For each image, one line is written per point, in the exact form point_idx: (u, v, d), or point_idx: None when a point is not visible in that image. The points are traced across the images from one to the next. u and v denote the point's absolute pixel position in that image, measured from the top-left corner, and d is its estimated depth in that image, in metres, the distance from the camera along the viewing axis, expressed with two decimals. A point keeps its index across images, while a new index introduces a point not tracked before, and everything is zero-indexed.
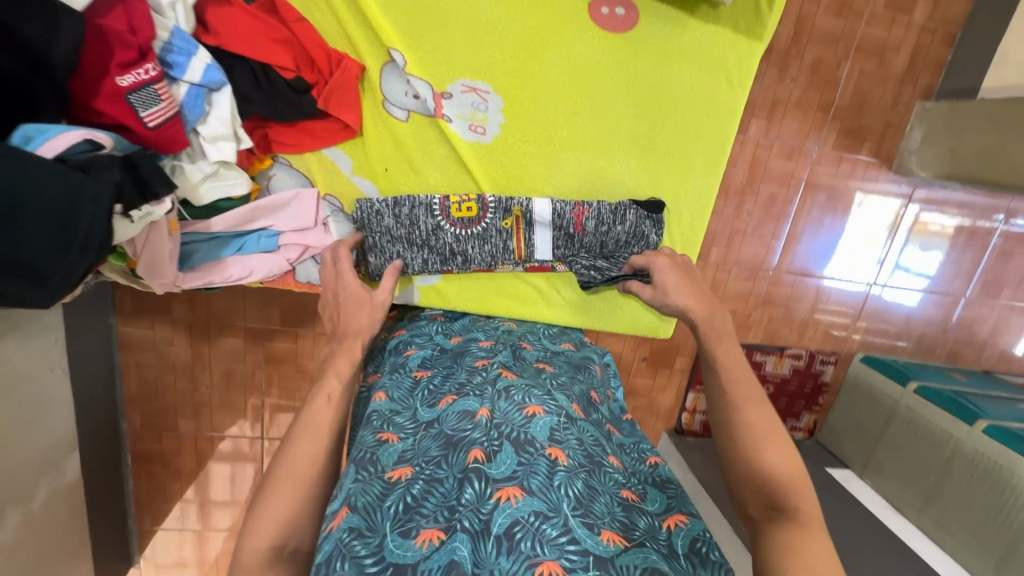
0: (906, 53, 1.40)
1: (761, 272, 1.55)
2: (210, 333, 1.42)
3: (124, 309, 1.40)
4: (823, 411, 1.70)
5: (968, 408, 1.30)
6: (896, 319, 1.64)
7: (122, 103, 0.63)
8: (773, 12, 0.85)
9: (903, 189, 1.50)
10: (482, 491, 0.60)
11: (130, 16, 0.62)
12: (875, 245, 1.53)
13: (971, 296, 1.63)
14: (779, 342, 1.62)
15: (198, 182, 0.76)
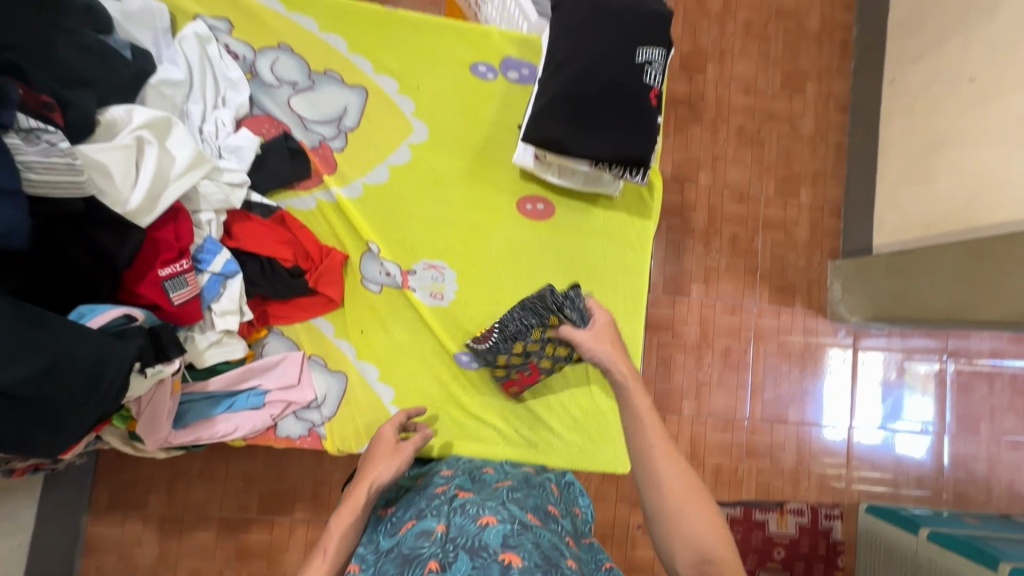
0: (803, 225, 1.92)
1: (737, 421, 1.79)
2: (184, 527, 1.37)
3: (99, 505, 1.35)
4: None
5: (987, 553, 1.32)
6: (888, 464, 1.83)
7: (158, 287, 0.84)
8: (653, 199, 1.15)
9: (847, 349, 1.87)
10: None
11: (177, 229, 0.87)
12: (842, 397, 1.84)
13: (952, 432, 1.86)
14: (776, 496, 1.76)
15: (203, 348, 0.92)
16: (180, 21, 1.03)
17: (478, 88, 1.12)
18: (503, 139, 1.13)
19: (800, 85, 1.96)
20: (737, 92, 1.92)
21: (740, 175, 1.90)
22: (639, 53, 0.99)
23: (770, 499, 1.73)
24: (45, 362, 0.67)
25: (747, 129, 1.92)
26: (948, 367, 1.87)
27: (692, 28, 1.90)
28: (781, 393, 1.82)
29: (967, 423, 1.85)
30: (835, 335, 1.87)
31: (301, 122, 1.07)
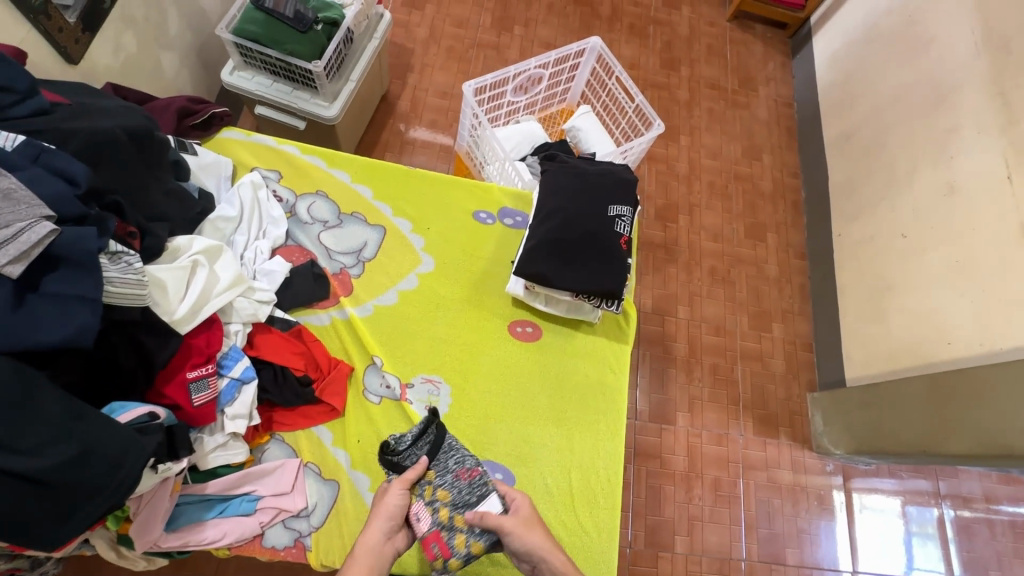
0: (778, 358, 2.06)
1: (734, 561, 1.75)
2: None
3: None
4: None
5: None
6: None
7: (183, 388, 0.93)
8: (629, 326, 1.30)
9: (838, 485, 1.88)
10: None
11: (209, 337, 0.99)
12: (838, 537, 1.81)
13: None
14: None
15: (210, 450, 0.99)
16: (240, 171, 1.28)
17: (479, 230, 1.34)
18: (498, 271, 1.31)
19: (761, 235, 2.25)
20: (707, 239, 2.20)
21: (715, 310, 2.09)
22: (610, 209, 1.22)
23: None
24: (75, 450, 0.75)
25: (718, 270, 2.16)
26: (946, 511, 1.84)
27: (663, 186, 2.25)
28: (775, 531, 1.80)
29: (976, 570, 1.77)
30: (824, 470, 1.90)
31: (326, 252, 1.25)
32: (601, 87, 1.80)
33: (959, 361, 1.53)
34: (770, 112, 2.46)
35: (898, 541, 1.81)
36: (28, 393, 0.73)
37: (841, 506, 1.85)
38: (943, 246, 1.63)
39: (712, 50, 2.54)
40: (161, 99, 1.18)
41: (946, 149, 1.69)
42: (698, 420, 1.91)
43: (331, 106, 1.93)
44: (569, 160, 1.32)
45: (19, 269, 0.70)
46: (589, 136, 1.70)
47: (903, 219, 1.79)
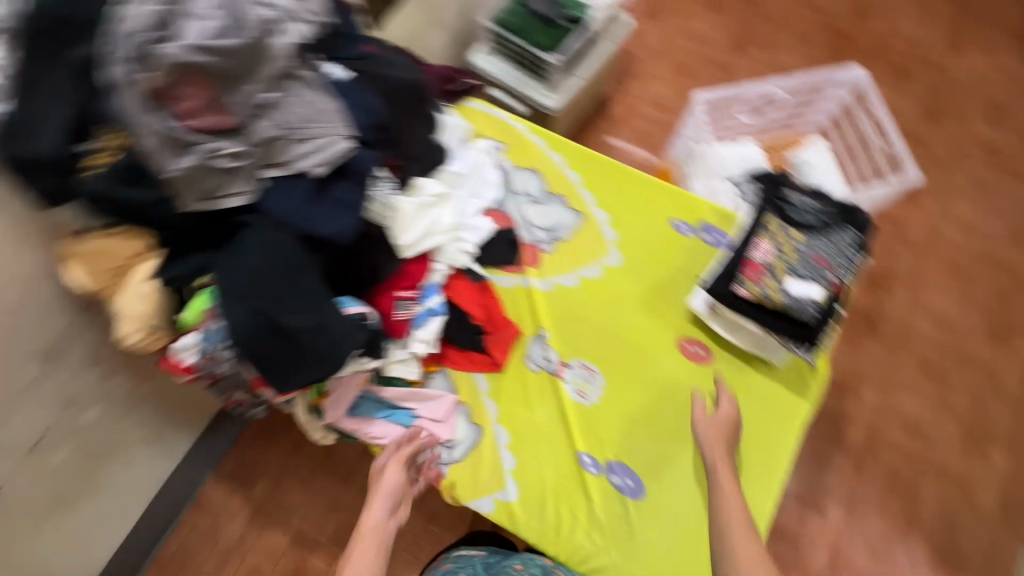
0: (990, 493, 1.66)
1: None
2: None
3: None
4: None
5: None
6: None
7: (392, 301, 1.10)
8: (814, 382, 1.16)
9: None
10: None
11: (420, 268, 1.13)
12: None
13: None
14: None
15: (393, 360, 1.14)
16: (474, 137, 1.43)
17: (674, 239, 1.32)
18: (681, 284, 1.27)
19: (1007, 338, 1.81)
20: (927, 323, 1.84)
21: (914, 407, 1.75)
22: (831, 236, 1.08)
23: None
24: (313, 322, 0.93)
25: (932, 362, 1.79)
26: None
27: (887, 249, 1.94)
28: None
29: None
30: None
31: (526, 224, 1.35)
32: (849, 124, 1.63)
33: None
34: None
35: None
36: (298, 264, 0.92)
37: None
38: None
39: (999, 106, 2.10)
40: (432, 66, 1.39)
41: None
42: (856, 523, 1.63)
43: (553, 98, 2.06)
44: (795, 203, 1.13)
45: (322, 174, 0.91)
46: (817, 171, 1.53)
47: None
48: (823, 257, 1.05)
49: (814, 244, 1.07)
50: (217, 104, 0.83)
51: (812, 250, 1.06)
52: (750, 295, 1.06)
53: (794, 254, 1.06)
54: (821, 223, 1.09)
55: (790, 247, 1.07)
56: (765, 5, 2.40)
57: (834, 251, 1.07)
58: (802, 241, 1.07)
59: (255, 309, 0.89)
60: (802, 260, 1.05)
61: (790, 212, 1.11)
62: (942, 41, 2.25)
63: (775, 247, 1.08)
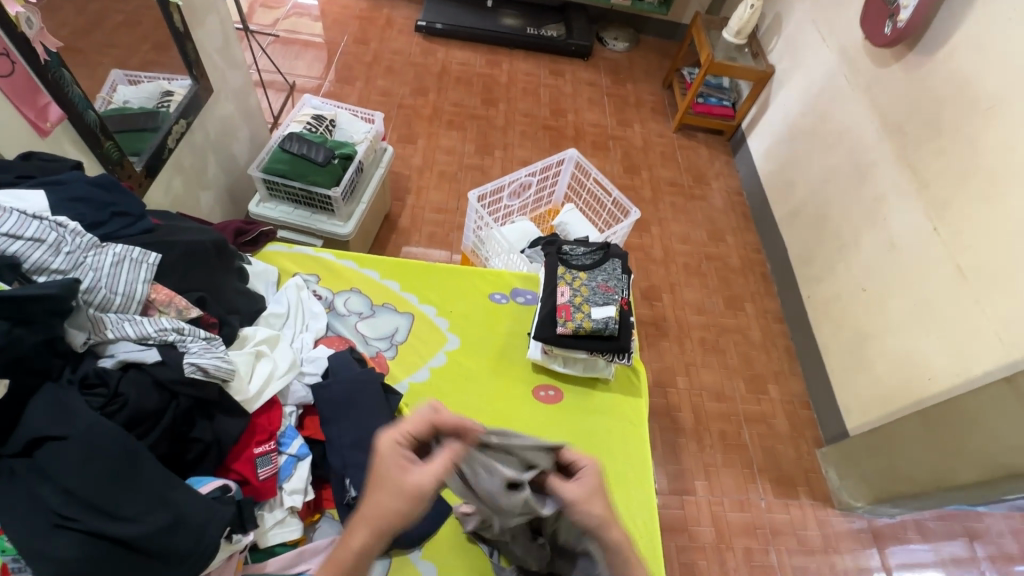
0: (782, 419, 2.16)
1: None
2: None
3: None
4: None
5: None
6: None
7: (250, 462, 1.01)
8: (641, 382, 1.43)
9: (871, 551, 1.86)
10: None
11: (270, 416, 1.08)
12: None
13: None
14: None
15: (268, 527, 1.03)
16: (283, 277, 1.45)
17: (496, 309, 1.52)
18: (516, 344, 1.46)
19: (740, 305, 2.47)
20: (692, 313, 2.40)
21: (713, 379, 2.22)
22: (605, 268, 1.40)
23: None
24: (169, 517, 0.82)
25: (707, 340, 2.32)
26: None
27: (645, 270, 2.49)
28: None
29: None
30: (852, 529, 1.91)
31: (364, 339, 1.39)
32: (582, 186, 2.14)
33: (942, 395, 1.66)
34: (724, 200, 2.84)
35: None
36: (133, 461, 0.82)
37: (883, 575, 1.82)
38: (904, 294, 1.84)
39: (665, 155, 2.98)
40: (219, 224, 1.40)
41: (880, 213, 1.98)
42: (717, 487, 1.94)
43: (347, 225, 2.19)
44: (571, 253, 1.46)
45: (161, 360, 0.90)
46: (576, 228, 1.95)
47: (859, 276, 2.04)
48: (606, 283, 1.37)
49: (597, 277, 1.38)
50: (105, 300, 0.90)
51: (597, 282, 1.37)
52: (569, 330, 1.29)
53: (587, 289, 1.35)
54: (594, 261, 1.42)
55: (582, 285, 1.36)
56: (492, 119, 3.01)
57: (612, 277, 1.39)
58: (588, 278, 1.38)
59: (85, 532, 0.75)
60: (593, 291, 1.34)
61: (571, 261, 1.42)
62: (615, 122, 3.11)
63: (572, 289, 1.35)
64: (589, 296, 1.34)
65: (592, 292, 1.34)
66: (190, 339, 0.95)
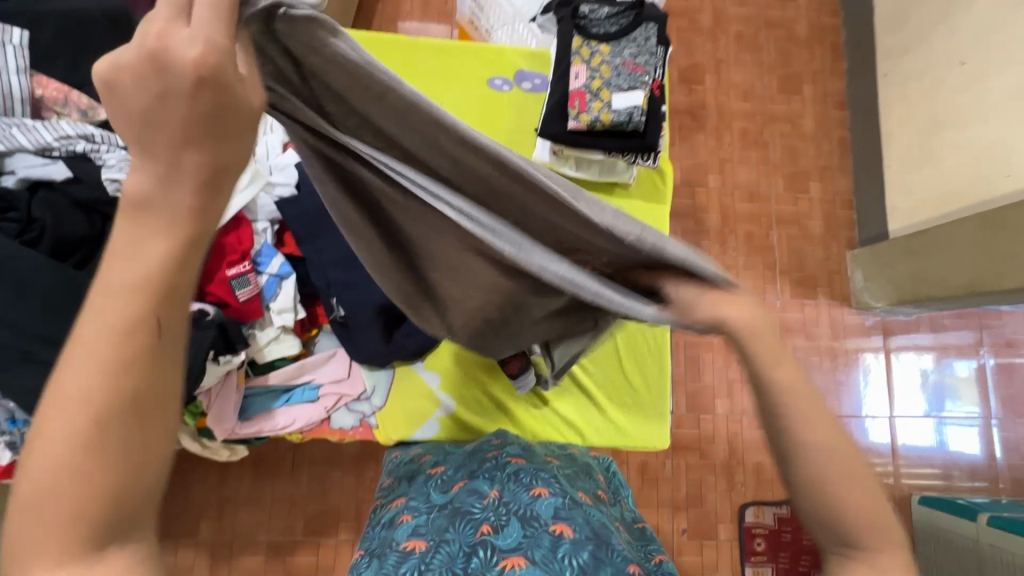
0: (818, 218, 1.92)
1: None
2: (232, 553, 1.43)
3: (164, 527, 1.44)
4: None
5: (969, 507, 1.55)
6: (936, 459, 1.78)
7: (226, 286, 0.94)
8: (667, 186, 1.22)
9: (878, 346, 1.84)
10: (490, 559, 0.69)
11: (239, 235, 0.98)
12: (876, 381, 1.81)
13: (1002, 416, 1.82)
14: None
15: (264, 345, 1.01)
16: None
17: (495, 98, 1.24)
18: (521, 144, 1.23)
19: (797, 87, 2.00)
20: (737, 98, 1.97)
21: (749, 176, 1.92)
22: (634, 37, 1.07)
23: None
24: None
25: (751, 132, 1.95)
26: (987, 360, 1.84)
27: (686, 43, 1.99)
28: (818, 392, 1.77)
29: (1015, 406, 1.81)
30: (864, 327, 1.84)
31: None
32: None
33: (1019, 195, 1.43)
34: None
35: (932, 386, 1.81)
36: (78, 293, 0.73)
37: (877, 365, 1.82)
38: (1014, 65, 1.44)
39: None
40: None
41: None
42: None
43: None
44: (591, 15, 1.09)
45: (75, 177, 0.74)
46: None
47: (963, 43, 1.59)
48: (633, 59, 1.05)
49: (622, 51, 1.06)
50: None
51: (622, 57, 1.05)
52: (582, 125, 1.03)
53: (607, 69, 1.04)
54: (620, 28, 1.08)
55: (601, 63, 1.05)
56: None
57: (642, 50, 1.06)
58: (611, 54, 1.06)
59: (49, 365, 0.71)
60: (615, 72, 1.04)
61: (590, 28, 1.08)
62: None
63: (589, 69, 1.05)
64: (610, 78, 1.04)
65: (613, 74, 1.04)
66: (105, 149, 0.76)
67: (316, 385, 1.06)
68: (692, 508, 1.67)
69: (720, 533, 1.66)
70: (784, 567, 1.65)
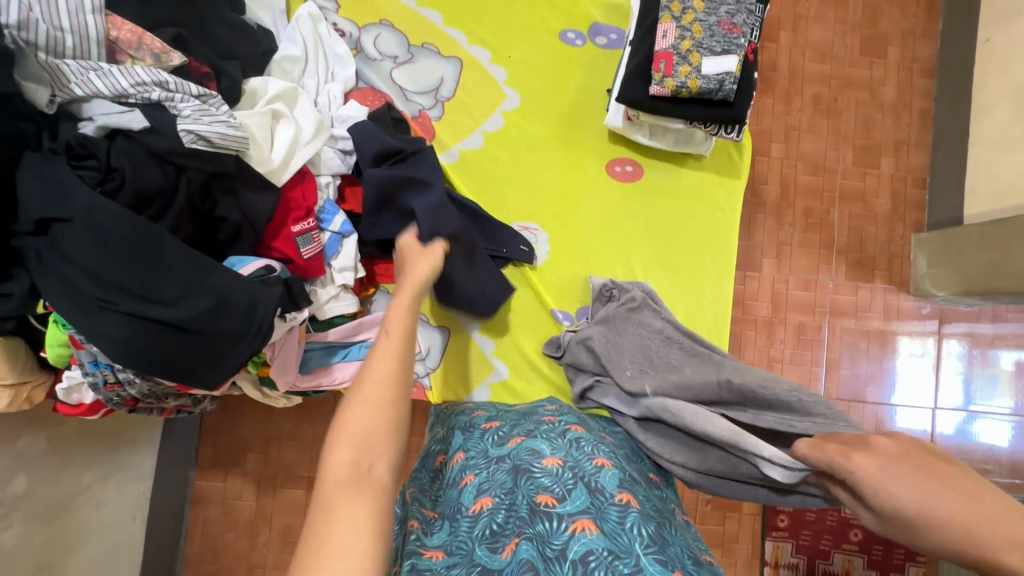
0: (886, 195, 1.73)
1: None
2: (276, 485, 1.46)
3: (203, 463, 1.46)
4: (929, 563, 1.64)
5: None
6: (976, 453, 1.67)
7: (291, 242, 0.93)
8: (743, 162, 1.16)
9: (930, 333, 1.69)
10: (557, 526, 0.66)
11: (303, 190, 0.94)
12: (918, 374, 1.67)
13: None
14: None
15: (324, 301, 1.01)
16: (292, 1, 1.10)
17: (566, 54, 1.16)
18: (591, 104, 1.15)
19: (881, 49, 1.76)
20: (811, 60, 1.74)
21: (815, 147, 1.73)
22: None
23: None
24: (211, 300, 0.77)
25: (823, 98, 1.74)
26: None
27: None
28: (862, 379, 1.67)
29: None
30: (918, 314, 1.69)
31: (402, 93, 1.12)
32: None
33: None
34: None
35: (977, 374, 1.68)
36: (152, 246, 0.73)
37: (910, 350, 1.69)
38: None
39: None
40: None
41: None
42: (788, 267, 1.69)
43: None
44: None
45: (151, 126, 0.73)
46: None
47: None
48: (729, 19, 0.96)
49: (718, 10, 0.96)
50: (56, 46, 0.69)
51: (717, 17, 0.96)
52: (666, 91, 0.95)
53: (699, 29, 0.95)
54: None
55: (695, 21, 0.96)
56: None
57: (741, 11, 0.96)
58: (706, 12, 0.96)
59: (128, 315, 0.72)
60: (708, 32, 0.95)
61: None
62: None
63: (679, 28, 0.96)
64: (702, 38, 0.95)
65: (706, 35, 0.95)
66: (179, 97, 0.75)
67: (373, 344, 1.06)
68: None
69: (743, 506, 1.64)
70: (803, 544, 1.63)
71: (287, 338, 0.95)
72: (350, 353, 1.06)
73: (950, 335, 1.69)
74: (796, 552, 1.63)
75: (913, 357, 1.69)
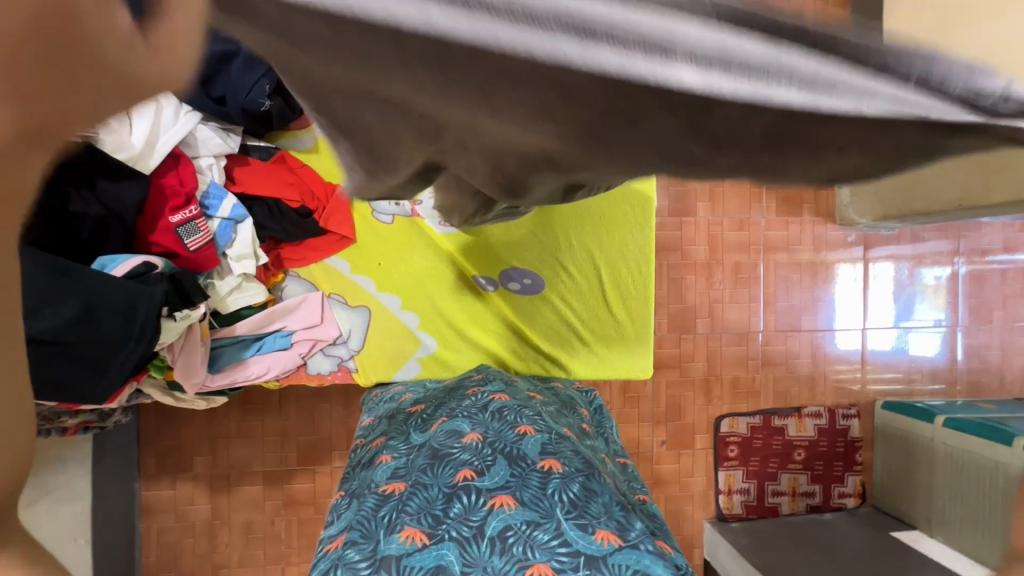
0: None
1: (748, 333, 1.71)
2: (230, 484, 1.40)
3: (149, 470, 1.37)
4: (866, 471, 1.78)
5: (929, 411, 1.58)
6: (902, 364, 1.78)
7: (172, 234, 0.85)
8: None
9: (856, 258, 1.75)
10: (475, 501, 0.66)
11: (180, 175, 0.86)
12: (847, 298, 1.75)
13: (968, 324, 1.80)
14: (795, 403, 1.74)
15: (226, 293, 0.94)
16: None
17: None
18: None
19: None
20: None
21: None
22: None
23: (786, 405, 1.72)
24: (78, 307, 0.69)
25: None
26: (960, 267, 1.79)
27: None
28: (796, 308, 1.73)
29: (983, 312, 1.79)
30: (844, 242, 1.74)
31: None
32: None
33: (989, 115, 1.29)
34: None
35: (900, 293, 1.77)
36: None
37: (846, 275, 1.76)
38: None
39: None
40: None
41: None
42: (721, 208, 1.68)
43: None
44: None
45: None
46: None
47: None
48: None
49: None
50: None
51: None
52: None
53: None
54: None
55: None
56: None
57: None
58: None
59: None
60: None
61: None
62: None
63: None
64: None
65: None
66: None
67: (288, 331, 1.01)
68: (669, 423, 1.70)
69: (696, 442, 1.71)
70: (752, 469, 1.71)
71: (186, 336, 0.88)
72: (264, 345, 1.00)
73: (875, 258, 1.76)
74: (747, 478, 1.72)
75: (848, 281, 1.75)
